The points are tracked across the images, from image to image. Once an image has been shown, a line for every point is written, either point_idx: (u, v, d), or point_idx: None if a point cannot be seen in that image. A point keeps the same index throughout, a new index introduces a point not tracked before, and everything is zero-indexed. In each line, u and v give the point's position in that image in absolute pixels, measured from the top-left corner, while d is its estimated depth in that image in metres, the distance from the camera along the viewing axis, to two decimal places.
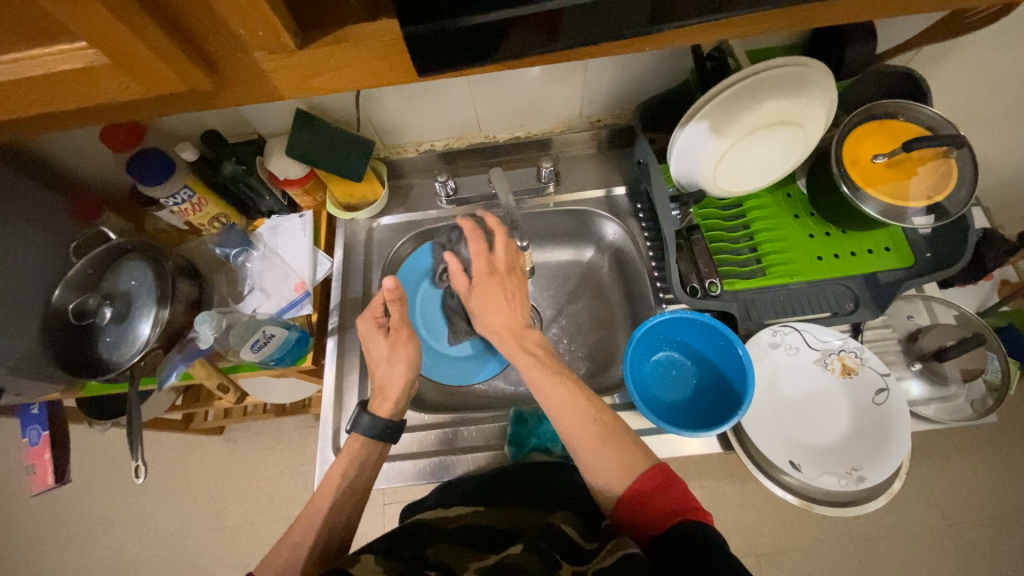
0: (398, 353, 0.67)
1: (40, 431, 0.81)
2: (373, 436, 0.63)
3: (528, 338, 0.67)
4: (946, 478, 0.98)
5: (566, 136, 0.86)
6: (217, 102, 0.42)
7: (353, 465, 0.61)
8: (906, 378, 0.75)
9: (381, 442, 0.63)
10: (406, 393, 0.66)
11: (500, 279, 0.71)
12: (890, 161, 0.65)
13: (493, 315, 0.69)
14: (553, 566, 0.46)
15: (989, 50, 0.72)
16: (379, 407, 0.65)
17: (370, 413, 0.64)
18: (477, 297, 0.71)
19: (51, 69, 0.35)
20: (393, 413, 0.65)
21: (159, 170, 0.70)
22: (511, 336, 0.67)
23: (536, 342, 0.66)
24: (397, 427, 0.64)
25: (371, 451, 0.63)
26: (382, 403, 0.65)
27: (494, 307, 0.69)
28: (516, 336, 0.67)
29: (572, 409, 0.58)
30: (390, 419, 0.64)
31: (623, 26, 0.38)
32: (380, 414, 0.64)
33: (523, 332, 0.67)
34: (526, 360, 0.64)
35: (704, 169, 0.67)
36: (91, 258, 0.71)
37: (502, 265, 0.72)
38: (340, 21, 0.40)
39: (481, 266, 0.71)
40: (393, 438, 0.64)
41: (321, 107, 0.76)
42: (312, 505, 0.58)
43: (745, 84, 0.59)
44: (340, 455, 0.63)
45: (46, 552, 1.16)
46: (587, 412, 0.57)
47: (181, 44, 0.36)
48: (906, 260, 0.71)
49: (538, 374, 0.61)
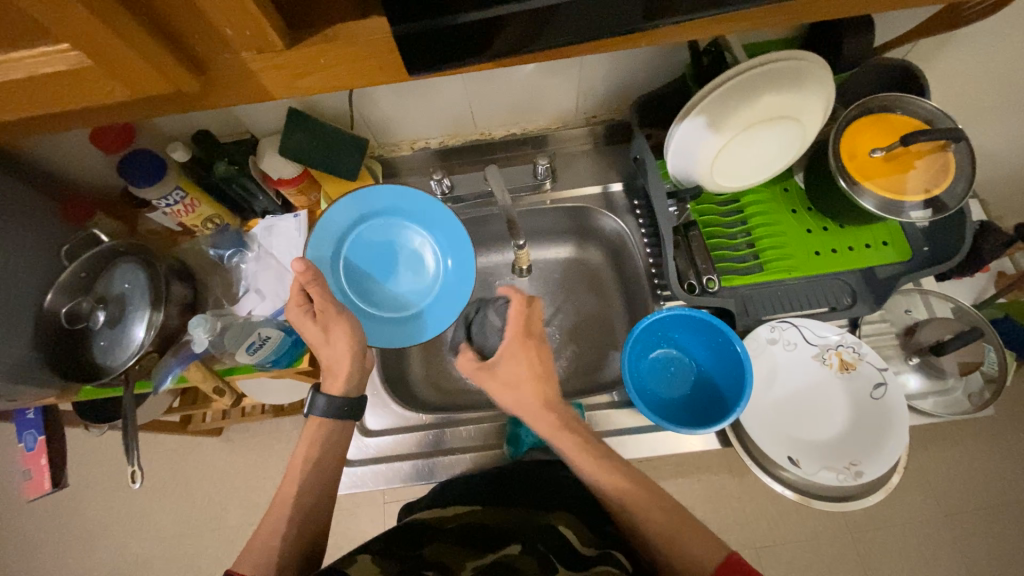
0: (335, 331, 0.63)
1: (36, 436, 0.80)
2: (330, 417, 0.62)
3: (560, 410, 0.61)
4: (943, 469, 0.99)
5: (562, 133, 0.86)
6: (205, 103, 0.41)
7: (315, 447, 0.61)
8: (904, 371, 0.75)
9: (338, 420, 0.63)
10: (357, 368, 0.64)
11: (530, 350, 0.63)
12: (887, 155, 0.65)
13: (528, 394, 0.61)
14: (549, 569, 0.47)
15: (987, 42, 0.72)
16: (331, 387, 0.64)
17: (325, 394, 0.63)
18: (508, 369, 0.63)
19: (33, 72, 0.34)
20: (348, 390, 0.64)
21: (149, 172, 0.69)
22: (545, 412, 0.60)
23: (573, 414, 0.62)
24: (358, 405, 0.64)
25: (333, 432, 0.63)
26: (334, 380, 0.64)
27: (526, 382, 0.62)
28: (553, 410, 0.61)
29: (629, 484, 0.56)
30: (345, 396, 0.63)
31: (618, 24, 0.38)
32: (336, 393, 0.63)
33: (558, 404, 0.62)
34: (570, 441, 0.59)
35: (702, 167, 0.67)
36: (84, 261, 0.71)
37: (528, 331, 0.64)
38: (329, 18, 0.40)
39: (512, 333, 0.64)
40: (353, 415, 0.64)
41: (314, 106, 0.75)
42: (279, 494, 0.59)
43: (739, 79, 0.58)
44: (300, 438, 0.62)
45: (46, 555, 1.16)
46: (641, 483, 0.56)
47: (167, 44, 0.35)
48: (903, 254, 0.71)
49: (589, 460, 0.57)
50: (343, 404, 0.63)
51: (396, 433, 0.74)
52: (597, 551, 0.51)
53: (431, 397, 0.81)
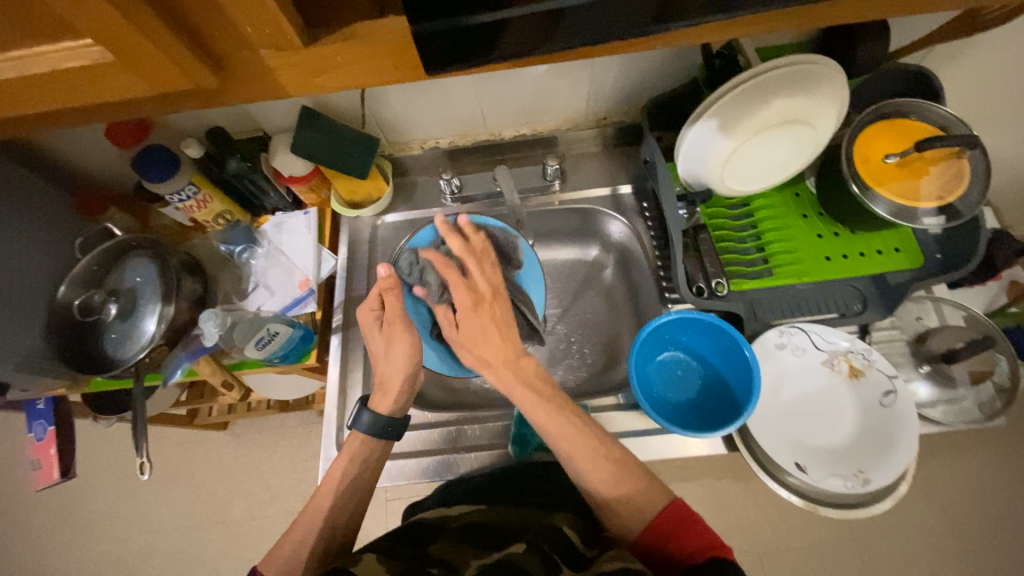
0: (395, 345, 0.62)
1: (46, 426, 0.81)
2: (374, 434, 0.61)
3: (525, 367, 0.58)
4: (951, 479, 0.98)
5: (572, 134, 0.86)
6: (222, 99, 0.42)
7: (356, 463, 0.61)
8: (914, 380, 0.74)
9: (381, 441, 0.62)
10: (406, 387, 0.64)
11: (484, 312, 0.59)
12: (901, 161, 0.65)
13: (490, 353, 0.58)
14: (553, 570, 0.46)
15: (1003, 49, 0.71)
16: (380, 402, 0.63)
17: (371, 410, 0.62)
18: (462, 331, 0.60)
19: (56, 66, 0.35)
20: (394, 408, 0.63)
21: (164, 167, 0.70)
22: (506, 369, 0.57)
23: (534, 371, 0.58)
24: (399, 427, 0.63)
25: (374, 452, 0.62)
26: (383, 397, 0.63)
27: (485, 341, 0.58)
28: (512, 367, 0.57)
29: (582, 445, 0.54)
30: (391, 414, 0.63)
31: (632, 26, 0.38)
32: (382, 410, 0.63)
33: (519, 360, 0.58)
34: (526, 394, 0.56)
35: (712, 170, 0.67)
36: (97, 254, 0.71)
37: (483, 292, 0.60)
38: (347, 18, 0.40)
39: (461, 299, 0.59)
40: (395, 434, 0.63)
41: (326, 105, 0.76)
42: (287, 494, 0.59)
43: (744, 87, 0.58)
44: (339, 452, 0.62)
45: (51, 545, 1.17)
46: (598, 450, 0.54)
47: (187, 42, 0.36)
48: (915, 261, 0.70)
49: (544, 413, 0.56)
50: (388, 424, 0.62)
51: (403, 431, 0.74)
52: (596, 549, 0.51)
53: (437, 395, 0.81)
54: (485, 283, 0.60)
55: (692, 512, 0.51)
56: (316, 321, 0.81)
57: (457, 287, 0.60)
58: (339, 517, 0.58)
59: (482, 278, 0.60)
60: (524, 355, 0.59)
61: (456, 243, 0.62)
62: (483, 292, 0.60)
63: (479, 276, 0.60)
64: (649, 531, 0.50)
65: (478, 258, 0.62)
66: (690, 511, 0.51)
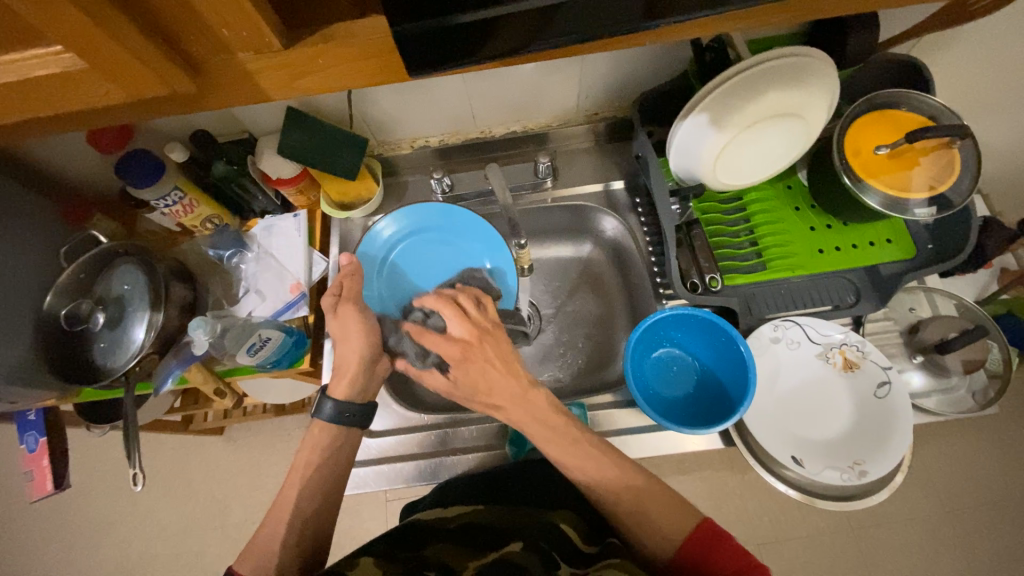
0: (351, 328, 0.63)
1: (37, 438, 0.80)
2: (335, 421, 0.61)
3: (536, 398, 0.56)
4: (946, 465, 0.99)
5: (563, 130, 0.85)
6: (202, 103, 0.41)
7: (318, 451, 0.61)
8: (907, 370, 0.75)
9: (343, 426, 0.62)
10: (362, 372, 0.64)
11: (475, 357, 0.56)
12: (891, 152, 0.64)
13: (498, 395, 0.56)
14: (551, 566, 0.46)
15: (993, 38, 0.71)
16: (335, 387, 0.63)
17: (332, 399, 0.62)
18: (464, 384, 0.57)
19: (27, 74, 0.34)
20: (353, 392, 0.63)
21: (148, 171, 0.69)
22: (520, 408, 0.55)
23: (547, 404, 0.56)
24: (361, 412, 0.63)
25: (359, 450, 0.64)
26: (338, 382, 0.63)
27: (489, 389, 0.56)
28: (527, 404, 0.55)
29: (604, 475, 0.54)
30: (350, 400, 0.63)
31: (618, 23, 0.37)
32: (338, 395, 0.63)
33: (531, 393, 0.56)
34: (541, 431, 0.55)
35: (703, 168, 0.67)
36: (83, 262, 0.70)
37: (466, 339, 0.56)
38: (328, 19, 0.39)
39: (449, 353, 0.56)
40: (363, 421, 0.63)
41: (313, 106, 0.74)
42: (278, 500, 0.58)
43: (732, 82, 0.58)
44: (302, 443, 0.62)
45: (49, 554, 1.17)
46: (621, 480, 0.54)
47: (164, 46, 0.35)
48: (908, 252, 0.70)
49: (559, 446, 0.55)
50: (348, 409, 0.62)
51: (398, 434, 0.74)
52: (598, 547, 0.52)
53: (432, 396, 0.81)
54: (466, 331, 0.56)
55: (727, 532, 0.48)
56: (309, 324, 0.80)
57: (441, 343, 0.56)
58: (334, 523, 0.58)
59: (462, 324, 0.56)
60: (535, 386, 0.56)
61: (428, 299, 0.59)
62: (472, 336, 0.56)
63: (458, 322, 0.57)
64: (685, 551, 0.48)
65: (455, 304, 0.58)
66: (724, 531, 0.48)
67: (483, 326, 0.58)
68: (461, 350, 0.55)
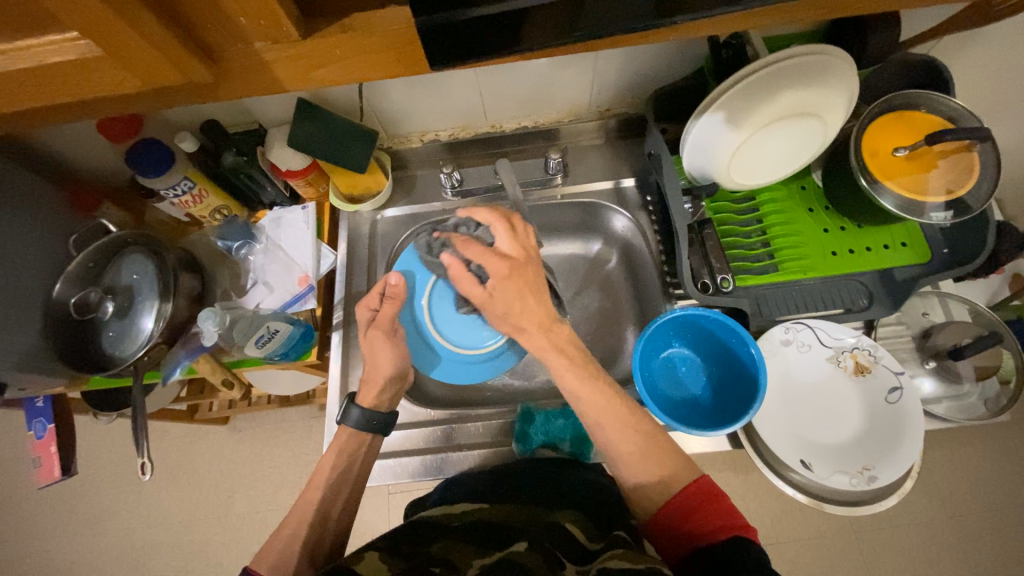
0: (381, 349, 0.68)
1: (45, 425, 0.80)
2: (363, 428, 0.64)
3: (559, 332, 0.60)
4: (953, 472, 0.98)
5: (574, 127, 0.85)
6: (217, 94, 0.40)
7: (343, 456, 0.64)
8: (918, 375, 0.74)
9: (370, 433, 0.65)
10: (392, 384, 0.68)
11: (519, 276, 0.60)
12: (909, 154, 0.64)
13: (527, 317, 0.59)
14: (556, 565, 0.46)
15: (1015, 41, 0.70)
16: (364, 397, 0.66)
17: (359, 406, 0.65)
18: (497, 300, 0.60)
19: (43, 61, 0.34)
20: (381, 401, 0.67)
21: (159, 161, 0.69)
22: (541, 333, 0.59)
23: (568, 337, 0.60)
24: (386, 419, 0.65)
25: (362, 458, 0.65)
26: (368, 392, 0.67)
27: (523, 308, 0.59)
28: (547, 333, 0.59)
29: (613, 412, 0.56)
30: (373, 408, 0.65)
31: (637, 21, 0.36)
32: (367, 404, 0.66)
33: (554, 327, 0.60)
34: (559, 359, 0.58)
35: (725, 185, 0.70)
36: (92, 251, 0.70)
37: (515, 257, 0.61)
38: (345, 9, 0.38)
39: (496, 268, 0.59)
40: (382, 428, 0.65)
41: (324, 98, 0.74)
42: (304, 499, 0.61)
43: (706, 117, 0.61)
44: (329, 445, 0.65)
45: (55, 539, 1.18)
46: (628, 420, 0.56)
47: (179, 35, 0.34)
48: (923, 256, 0.70)
49: (574, 377, 0.57)
50: (375, 417, 0.65)
51: (405, 430, 0.74)
52: (602, 543, 0.51)
53: (439, 392, 0.81)
54: (493, 213, 0.63)
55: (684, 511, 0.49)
56: (316, 317, 0.80)
57: (490, 254, 0.60)
58: (328, 529, 0.59)
59: (512, 243, 0.62)
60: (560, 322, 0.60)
61: (487, 210, 0.64)
62: (507, 213, 0.65)
63: (510, 240, 0.62)
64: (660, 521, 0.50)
65: (511, 224, 0.63)
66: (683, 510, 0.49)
67: (532, 249, 0.63)
68: (508, 264, 0.59)
